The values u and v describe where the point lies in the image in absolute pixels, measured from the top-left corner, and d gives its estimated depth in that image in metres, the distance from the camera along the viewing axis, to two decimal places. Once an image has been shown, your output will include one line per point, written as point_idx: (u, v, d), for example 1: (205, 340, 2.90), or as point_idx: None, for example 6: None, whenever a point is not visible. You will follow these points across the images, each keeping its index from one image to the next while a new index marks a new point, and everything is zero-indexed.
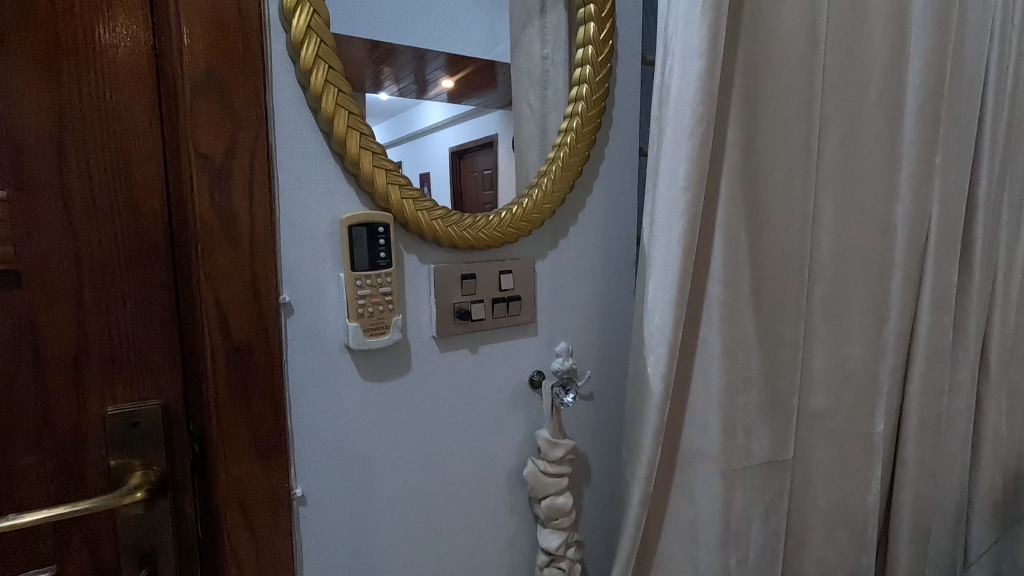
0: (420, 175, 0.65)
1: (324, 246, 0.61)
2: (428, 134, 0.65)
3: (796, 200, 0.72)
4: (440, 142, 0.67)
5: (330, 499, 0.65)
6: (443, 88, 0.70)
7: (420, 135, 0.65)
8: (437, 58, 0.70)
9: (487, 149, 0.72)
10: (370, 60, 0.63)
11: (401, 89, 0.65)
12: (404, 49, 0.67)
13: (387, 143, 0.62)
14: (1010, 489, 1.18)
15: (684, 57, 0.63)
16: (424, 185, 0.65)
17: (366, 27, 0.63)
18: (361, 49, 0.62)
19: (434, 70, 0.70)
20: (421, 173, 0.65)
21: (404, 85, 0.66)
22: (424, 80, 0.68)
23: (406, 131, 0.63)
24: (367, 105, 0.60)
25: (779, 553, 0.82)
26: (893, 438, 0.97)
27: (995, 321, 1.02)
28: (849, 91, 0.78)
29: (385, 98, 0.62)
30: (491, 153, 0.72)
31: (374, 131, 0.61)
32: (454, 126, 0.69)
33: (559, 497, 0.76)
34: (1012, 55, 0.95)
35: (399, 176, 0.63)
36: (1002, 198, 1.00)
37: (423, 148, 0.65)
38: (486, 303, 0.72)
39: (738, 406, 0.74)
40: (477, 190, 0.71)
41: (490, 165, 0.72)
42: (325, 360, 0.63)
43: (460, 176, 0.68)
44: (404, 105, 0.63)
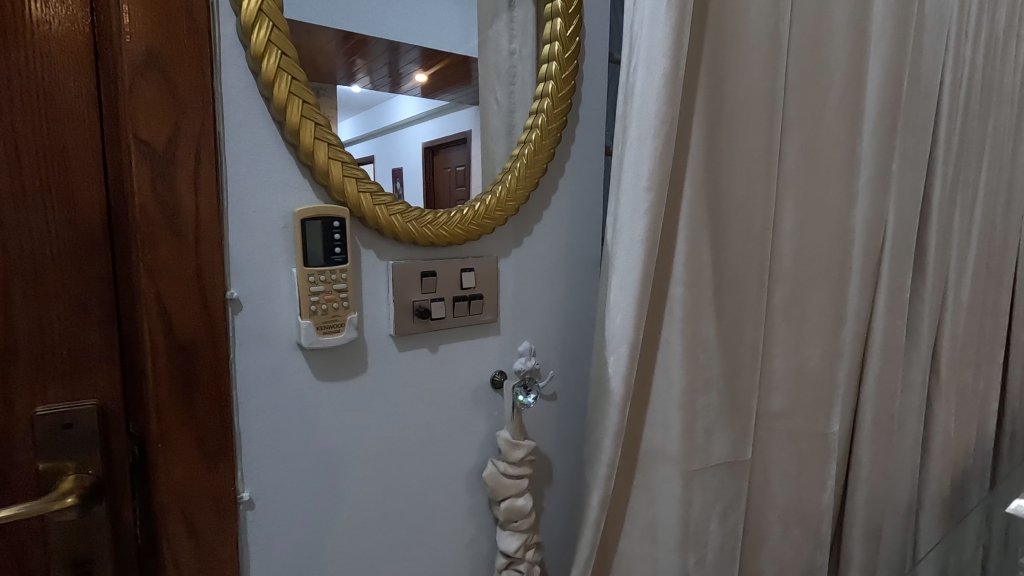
0: (392, 170, 0.65)
1: (276, 241, 0.59)
2: (400, 128, 0.65)
3: (758, 203, 0.73)
4: (412, 138, 0.67)
5: (280, 501, 0.63)
6: (417, 83, 0.69)
7: (393, 129, 0.64)
8: (410, 52, 0.69)
9: (461, 145, 0.71)
10: (343, 52, 0.63)
11: (374, 83, 0.65)
12: (378, 42, 0.65)
13: (344, 136, 0.60)
14: (957, 486, 1.22)
15: (650, 55, 0.63)
16: (396, 181, 0.65)
17: (330, 18, 0.61)
18: (332, 40, 0.61)
19: (407, 64, 0.69)
20: (393, 168, 0.65)
21: (377, 78, 0.65)
22: (398, 74, 0.67)
23: (378, 124, 0.63)
24: (338, 98, 0.60)
25: (737, 553, 0.82)
26: (849, 438, 0.99)
27: (945, 325, 1.05)
28: (811, 96, 0.79)
29: (357, 90, 0.62)
30: (466, 149, 0.71)
31: (342, 124, 0.60)
32: (428, 121, 0.69)
33: (519, 499, 0.75)
34: (966, 66, 0.98)
35: (358, 170, 0.61)
36: (954, 205, 1.03)
37: (394, 143, 0.65)
38: (447, 302, 0.70)
39: (698, 406, 0.74)
40: (450, 186, 0.70)
41: (464, 161, 0.71)
42: (276, 359, 0.60)
43: (432, 173, 0.68)
44: (375, 99, 0.64)
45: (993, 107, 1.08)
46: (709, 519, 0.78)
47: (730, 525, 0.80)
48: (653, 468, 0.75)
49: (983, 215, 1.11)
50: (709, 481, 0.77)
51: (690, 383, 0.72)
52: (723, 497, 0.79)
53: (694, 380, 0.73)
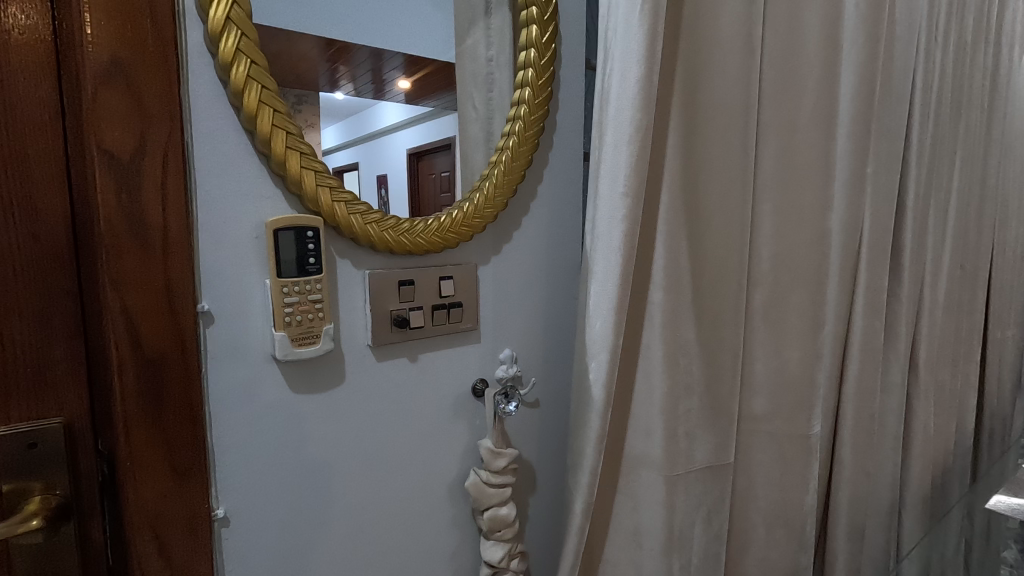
0: (377, 177, 0.64)
1: (247, 252, 0.58)
2: (386, 135, 0.65)
3: (735, 207, 0.73)
4: (399, 144, 0.67)
5: (257, 517, 0.62)
6: (399, 88, 0.69)
7: (378, 136, 0.64)
8: (394, 58, 0.68)
9: (446, 151, 0.71)
10: (326, 58, 0.63)
11: (357, 89, 0.64)
12: (359, 49, 0.65)
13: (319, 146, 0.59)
14: (937, 483, 1.24)
15: (625, 61, 0.63)
16: (381, 188, 0.65)
17: (305, 24, 0.60)
18: (314, 46, 0.61)
19: (390, 70, 0.68)
20: (378, 175, 0.65)
21: (360, 84, 0.64)
22: (381, 81, 0.66)
23: (362, 131, 0.63)
24: (320, 105, 0.60)
25: (722, 557, 0.82)
26: (831, 439, 1.00)
27: (922, 324, 1.07)
28: (785, 101, 0.80)
29: (340, 97, 0.61)
30: (450, 155, 0.72)
31: (325, 133, 0.60)
32: (413, 126, 0.68)
33: (502, 508, 0.75)
34: (937, 70, 1.00)
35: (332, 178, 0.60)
36: (928, 206, 1.04)
37: (377, 149, 0.64)
38: (426, 311, 0.69)
39: (679, 411, 0.74)
40: (434, 193, 0.70)
41: (449, 167, 0.71)
42: (250, 372, 0.59)
43: (417, 179, 0.68)
44: (360, 105, 0.63)
45: (963, 110, 1.10)
46: (693, 523, 0.78)
47: (715, 528, 0.80)
48: (637, 474, 0.75)
49: (956, 217, 1.13)
50: (692, 486, 0.76)
51: (671, 387, 0.72)
52: (707, 501, 0.79)
53: (675, 385, 0.73)
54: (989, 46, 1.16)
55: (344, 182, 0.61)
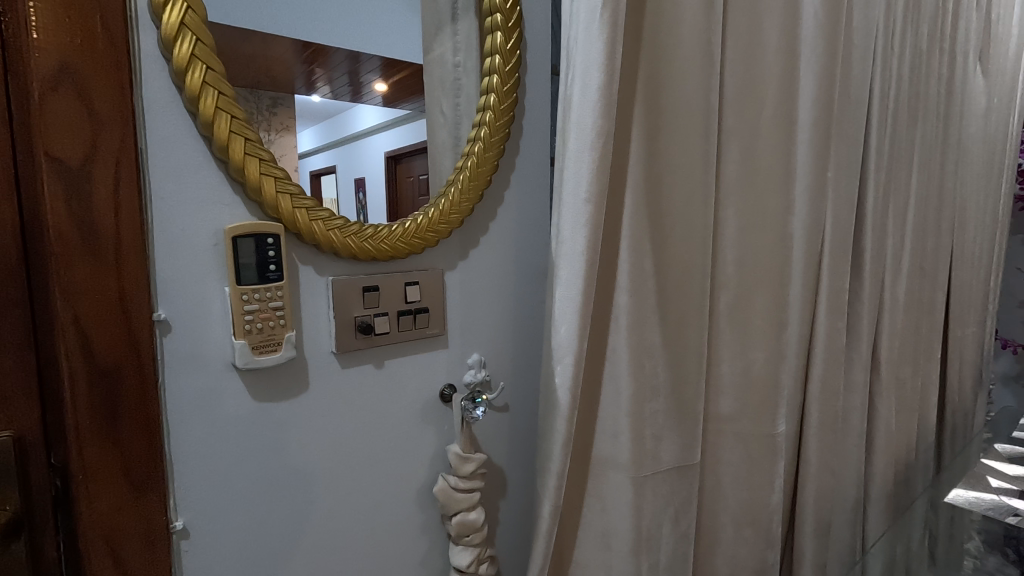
0: (355, 180, 0.65)
1: (206, 259, 0.57)
2: (365, 137, 0.66)
3: (698, 211, 0.75)
4: (377, 146, 0.68)
5: (219, 529, 0.61)
6: (377, 91, 0.69)
7: (355, 138, 0.65)
8: (371, 60, 0.69)
9: (423, 155, 0.72)
10: (302, 60, 0.63)
11: (335, 91, 0.65)
12: (337, 50, 0.65)
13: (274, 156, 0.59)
14: (900, 478, 1.27)
15: (585, 69, 0.63)
16: (359, 191, 0.66)
17: (279, 27, 0.61)
18: (290, 48, 0.62)
19: (367, 72, 0.69)
20: (356, 177, 0.65)
21: (337, 86, 0.65)
22: (358, 83, 0.67)
23: (340, 133, 0.64)
24: (297, 108, 0.62)
25: (690, 556, 0.83)
26: (797, 437, 1.02)
27: (884, 324, 1.10)
28: (747, 107, 0.82)
29: (317, 100, 0.63)
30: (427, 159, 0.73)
31: (302, 135, 0.62)
32: (391, 130, 0.69)
33: (471, 513, 0.75)
34: (894, 78, 1.03)
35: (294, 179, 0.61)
36: (887, 210, 1.07)
37: (354, 153, 0.65)
38: (391, 317, 0.69)
39: (646, 413, 0.74)
40: (413, 195, 0.71)
41: (427, 170, 0.73)
42: (209, 381, 0.58)
43: (394, 182, 0.69)
44: (338, 108, 0.64)
45: (920, 117, 1.13)
46: (661, 523, 0.78)
47: (682, 528, 0.81)
48: (604, 477, 0.75)
49: (915, 219, 1.17)
50: (659, 487, 0.77)
51: (637, 390, 0.73)
52: (674, 502, 0.80)
53: (641, 387, 0.74)
54: (944, 54, 1.20)
55: (321, 186, 0.63)
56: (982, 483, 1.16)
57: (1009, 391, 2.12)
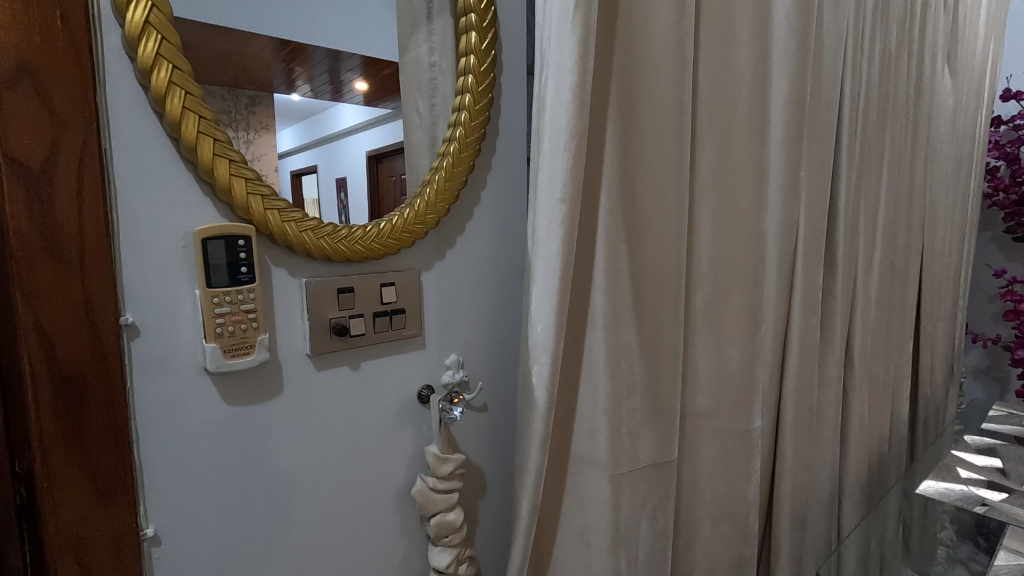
0: (336, 180, 0.66)
1: (175, 262, 0.56)
2: (344, 137, 0.67)
3: (671, 210, 0.75)
4: (357, 147, 0.68)
5: (192, 535, 0.60)
6: (357, 91, 0.69)
7: (334, 138, 0.66)
8: (351, 58, 0.69)
9: (401, 155, 0.72)
10: (281, 58, 0.62)
11: (315, 91, 0.65)
12: (318, 49, 0.65)
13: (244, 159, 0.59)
14: (874, 471, 1.30)
15: (559, 69, 0.63)
16: (341, 191, 0.66)
17: (257, 24, 0.60)
18: (268, 46, 0.61)
19: (347, 71, 0.68)
20: (337, 177, 0.66)
21: (318, 85, 0.65)
22: (339, 81, 0.67)
23: (319, 134, 0.64)
24: (276, 107, 0.61)
25: (668, 552, 0.84)
26: (773, 433, 1.03)
27: (856, 320, 1.12)
28: (719, 107, 0.83)
29: (297, 99, 0.62)
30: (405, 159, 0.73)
31: (282, 134, 0.61)
32: (370, 130, 0.70)
33: (449, 514, 0.75)
34: (864, 79, 1.05)
35: (273, 180, 0.61)
36: (859, 208, 1.10)
37: (336, 152, 0.66)
38: (366, 318, 0.69)
39: (622, 411, 0.75)
40: (395, 195, 0.72)
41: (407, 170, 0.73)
42: (180, 386, 0.57)
43: (377, 180, 0.70)
44: (317, 108, 0.64)
45: (889, 117, 1.16)
46: (638, 520, 0.79)
47: (660, 524, 0.82)
48: (583, 475, 0.76)
49: (885, 218, 1.19)
50: (637, 484, 0.78)
51: (614, 388, 0.73)
52: (652, 498, 0.80)
53: (618, 386, 0.74)
54: (913, 56, 1.23)
55: (302, 186, 0.63)
56: (951, 474, 1.17)
57: (980, 383, 2.18)
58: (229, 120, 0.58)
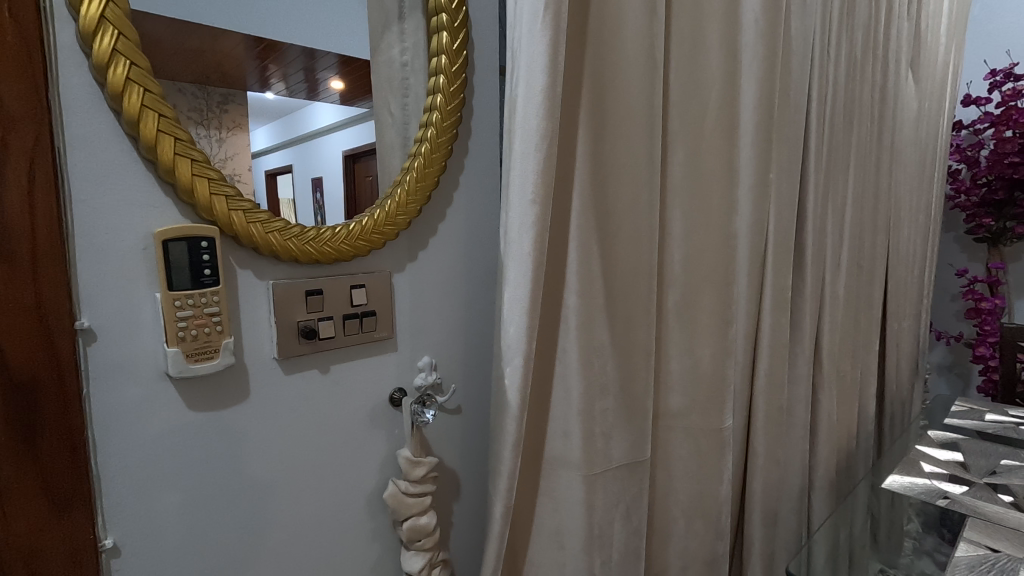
0: (312, 180, 0.65)
1: (134, 264, 0.54)
2: (320, 136, 0.67)
3: (643, 211, 0.76)
4: (333, 146, 0.68)
5: (155, 545, 0.58)
6: (333, 89, 0.69)
7: (310, 138, 0.66)
8: (327, 57, 0.68)
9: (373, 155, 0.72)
10: (254, 56, 0.61)
11: (290, 89, 0.64)
12: (292, 48, 0.64)
13: (215, 159, 0.58)
14: (843, 466, 1.33)
15: (530, 70, 0.63)
16: (317, 190, 0.66)
17: (229, 21, 0.59)
18: (240, 43, 0.60)
19: (323, 70, 0.68)
20: (313, 177, 0.66)
21: (293, 83, 0.65)
22: (314, 80, 0.67)
23: (294, 133, 0.64)
24: (249, 104, 0.60)
25: (641, 551, 0.84)
26: (745, 431, 1.05)
27: (825, 319, 1.15)
28: (690, 110, 0.84)
29: (271, 97, 0.62)
30: (377, 159, 0.72)
31: (255, 134, 0.61)
32: (346, 130, 0.69)
33: (422, 517, 0.74)
34: (830, 83, 1.08)
35: (247, 179, 0.60)
36: (827, 210, 1.12)
37: (311, 152, 0.66)
38: (336, 321, 0.68)
39: (595, 411, 0.75)
40: (371, 194, 0.72)
41: (379, 170, 0.72)
42: (141, 391, 0.56)
43: (354, 182, 0.70)
44: (293, 107, 0.64)
45: (855, 121, 1.19)
46: (612, 520, 0.79)
47: (634, 523, 0.83)
48: (556, 476, 0.76)
49: (852, 219, 1.22)
50: (610, 484, 0.78)
51: (587, 388, 0.74)
52: (626, 498, 0.81)
53: (591, 386, 0.74)
54: (878, 60, 1.26)
55: (277, 186, 0.62)
56: (915, 468, 1.21)
57: (944, 379, 2.24)
58: (200, 118, 0.57)
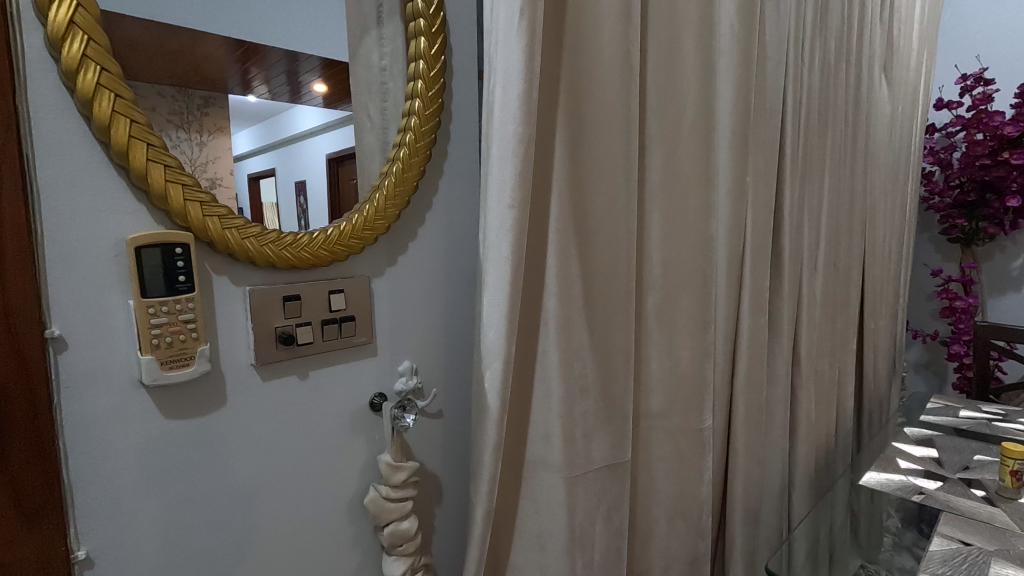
0: (295, 184, 0.66)
1: (107, 272, 0.54)
2: (304, 139, 0.67)
3: (621, 214, 0.77)
4: (317, 149, 0.69)
5: (131, 555, 0.58)
6: (316, 92, 0.69)
7: (292, 142, 0.66)
8: (310, 59, 0.68)
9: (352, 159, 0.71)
10: (236, 58, 0.61)
11: (272, 92, 0.64)
12: (274, 50, 0.65)
13: (196, 163, 0.58)
14: (822, 464, 1.35)
15: (507, 76, 0.64)
16: (300, 195, 0.66)
17: (209, 24, 0.58)
18: (222, 45, 0.60)
19: (306, 72, 0.68)
20: (296, 181, 0.66)
21: (276, 86, 0.65)
22: (297, 83, 0.67)
23: (277, 137, 0.64)
24: (230, 108, 0.60)
25: (623, 552, 0.85)
26: (725, 431, 1.06)
27: (803, 319, 1.17)
28: (667, 114, 0.85)
29: (253, 100, 0.62)
30: (356, 164, 0.72)
31: (237, 137, 0.61)
32: (329, 133, 0.69)
33: (404, 522, 0.74)
34: (805, 87, 1.10)
35: (229, 183, 0.60)
36: (803, 212, 1.14)
37: (295, 155, 0.67)
38: (314, 326, 0.68)
39: (576, 413, 0.76)
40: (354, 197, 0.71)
41: (358, 175, 0.72)
42: (114, 400, 0.55)
43: (337, 184, 0.70)
44: (274, 110, 0.64)
45: (830, 125, 1.21)
46: (594, 521, 0.80)
47: (615, 524, 0.83)
48: (538, 478, 0.76)
49: (828, 221, 1.25)
50: (591, 485, 0.79)
51: (567, 390, 0.74)
52: (607, 499, 0.81)
53: (571, 389, 0.75)
54: (851, 65, 1.29)
55: (260, 189, 0.63)
56: (892, 464, 1.23)
57: (920, 377, 2.29)
58: (180, 122, 0.57)
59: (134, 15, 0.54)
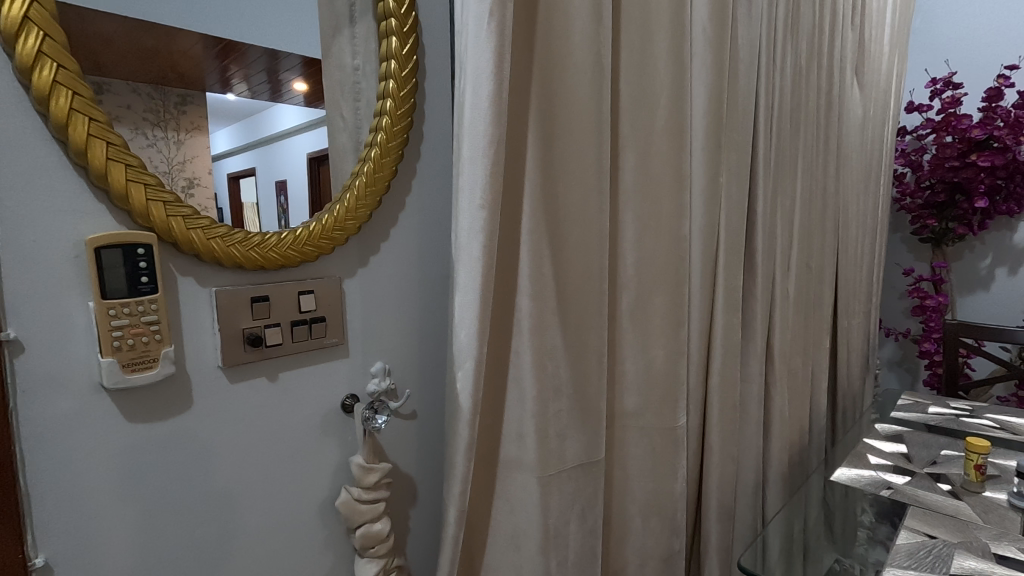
0: (276, 184, 0.66)
1: (65, 273, 0.52)
2: (285, 138, 0.68)
3: (593, 215, 0.77)
4: (297, 148, 0.69)
5: (93, 562, 0.57)
6: (296, 92, 0.69)
7: (272, 140, 0.66)
8: (290, 57, 0.68)
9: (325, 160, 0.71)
10: (214, 56, 0.61)
11: (252, 90, 0.64)
12: (252, 49, 0.64)
13: (174, 163, 0.58)
14: (796, 460, 1.37)
15: (477, 77, 0.64)
16: (281, 194, 0.67)
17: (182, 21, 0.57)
18: (199, 42, 0.59)
19: (287, 70, 0.68)
20: (276, 181, 0.66)
21: (255, 84, 0.65)
22: (278, 81, 0.67)
23: (258, 136, 0.64)
24: (209, 107, 0.60)
25: (597, 551, 0.86)
26: (700, 429, 1.07)
27: (776, 319, 1.19)
28: (640, 115, 0.86)
29: (232, 99, 0.62)
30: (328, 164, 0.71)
31: (215, 137, 0.61)
32: (309, 132, 0.70)
33: (376, 524, 0.74)
34: (777, 90, 1.12)
35: (208, 182, 0.60)
36: (776, 213, 1.16)
37: (275, 154, 0.67)
38: (283, 327, 0.67)
39: (549, 413, 0.76)
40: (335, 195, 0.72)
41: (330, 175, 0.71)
42: (74, 404, 0.54)
43: (315, 184, 0.70)
44: (253, 109, 0.64)
45: (802, 127, 1.23)
46: (568, 520, 0.80)
47: (590, 523, 0.84)
48: (511, 478, 0.76)
49: (801, 223, 1.27)
50: (565, 485, 0.79)
51: (540, 390, 0.75)
52: (581, 498, 0.82)
53: (544, 389, 0.75)
54: (824, 69, 1.31)
55: (240, 189, 0.63)
56: (863, 459, 1.25)
57: (893, 374, 2.34)
58: (156, 120, 0.56)
59: (100, 11, 0.53)
